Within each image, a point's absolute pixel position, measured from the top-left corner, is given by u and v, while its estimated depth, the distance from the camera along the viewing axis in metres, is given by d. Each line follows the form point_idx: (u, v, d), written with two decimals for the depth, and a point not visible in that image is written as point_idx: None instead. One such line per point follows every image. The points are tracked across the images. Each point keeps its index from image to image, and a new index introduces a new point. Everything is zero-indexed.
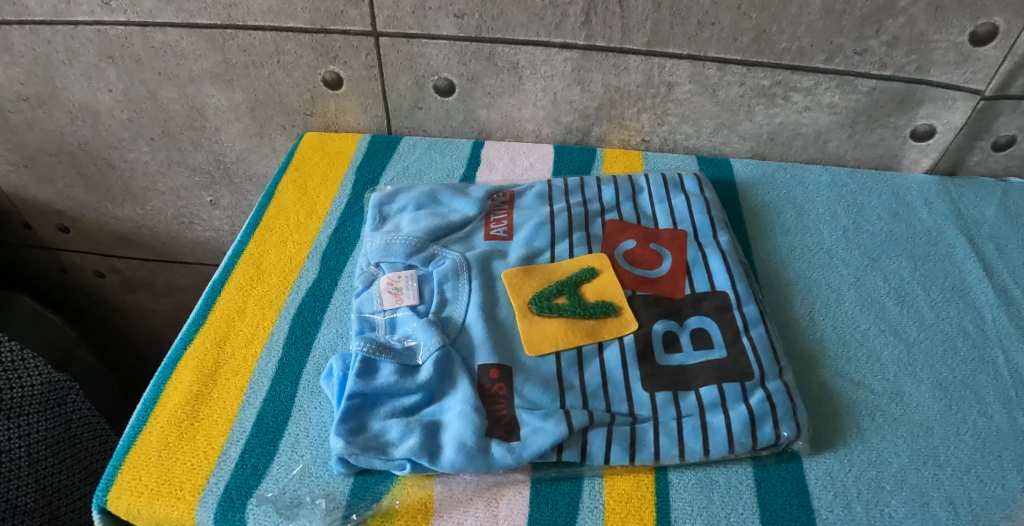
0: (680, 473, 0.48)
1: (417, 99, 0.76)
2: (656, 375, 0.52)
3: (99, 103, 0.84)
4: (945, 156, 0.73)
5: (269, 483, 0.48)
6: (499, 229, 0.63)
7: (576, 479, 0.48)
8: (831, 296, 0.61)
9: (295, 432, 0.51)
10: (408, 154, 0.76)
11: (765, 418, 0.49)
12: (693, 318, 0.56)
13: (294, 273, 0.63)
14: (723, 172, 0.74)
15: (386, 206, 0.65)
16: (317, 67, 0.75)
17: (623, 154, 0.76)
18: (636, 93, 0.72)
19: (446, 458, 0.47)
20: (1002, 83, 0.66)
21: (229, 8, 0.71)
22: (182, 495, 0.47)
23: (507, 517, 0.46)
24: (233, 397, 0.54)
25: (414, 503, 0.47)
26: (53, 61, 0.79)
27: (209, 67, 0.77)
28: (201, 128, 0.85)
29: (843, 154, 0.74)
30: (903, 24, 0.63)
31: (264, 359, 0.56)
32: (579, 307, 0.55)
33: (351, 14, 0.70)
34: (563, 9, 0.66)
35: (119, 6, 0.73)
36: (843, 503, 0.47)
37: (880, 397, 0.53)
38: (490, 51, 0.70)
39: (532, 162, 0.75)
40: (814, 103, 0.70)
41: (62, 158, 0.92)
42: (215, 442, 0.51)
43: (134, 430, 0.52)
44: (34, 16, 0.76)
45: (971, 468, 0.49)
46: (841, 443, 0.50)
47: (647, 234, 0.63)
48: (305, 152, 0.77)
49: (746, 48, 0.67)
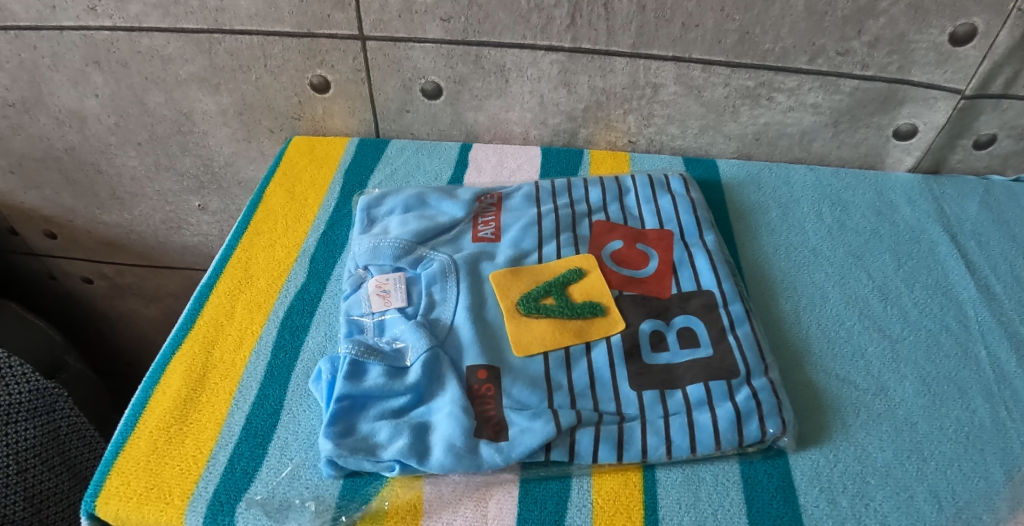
0: (668, 471, 0.49)
1: (405, 102, 0.76)
2: (643, 374, 0.52)
3: (86, 108, 0.84)
4: (927, 155, 0.74)
5: (259, 486, 0.48)
6: (488, 231, 0.63)
7: (564, 478, 0.48)
8: (816, 294, 0.62)
9: (285, 435, 0.51)
10: (396, 157, 0.76)
11: (751, 416, 0.49)
12: (680, 317, 0.56)
13: (282, 277, 0.64)
14: (709, 173, 0.75)
15: (374, 209, 0.66)
16: (305, 71, 0.75)
17: (611, 156, 0.76)
18: (622, 95, 0.72)
19: (436, 459, 0.47)
20: (982, 82, 0.67)
21: (215, 12, 0.71)
22: (171, 499, 0.47)
23: (496, 517, 0.46)
24: (222, 401, 0.54)
25: (403, 504, 0.47)
26: (39, 66, 0.79)
27: (196, 72, 0.77)
28: (189, 133, 0.85)
29: (827, 154, 0.75)
30: (884, 24, 0.64)
31: (254, 363, 0.56)
32: (567, 307, 0.56)
33: (338, 18, 0.70)
34: (549, 12, 0.66)
35: (105, 12, 0.73)
36: (829, 499, 0.47)
37: (864, 393, 0.54)
38: (477, 54, 0.70)
39: (520, 165, 0.75)
40: (798, 103, 0.71)
41: (48, 163, 0.92)
42: (204, 446, 0.50)
43: (123, 435, 0.52)
44: (19, 22, 0.75)
45: (954, 462, 0.50)
46: (826, 438, 0.51)
47: (634, 234, 0.63)
48: (293, 155, 0.77)
49: (730, 50, 0.67)
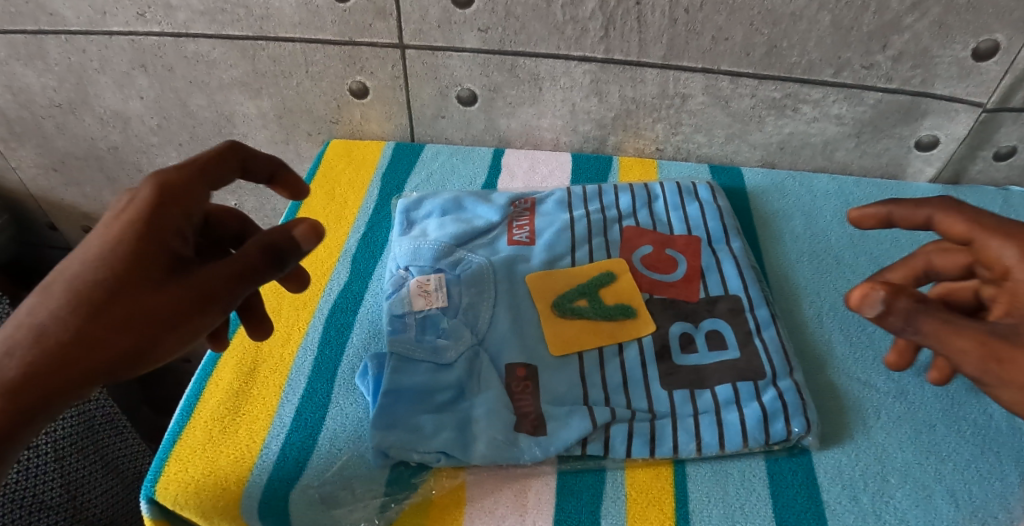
0: (697, 466, 0.51)
1: (440, 108, 0.79)
2: (674, 374, 0.55)
3: (130, 109, 0.87)
4: (948, 165, 0.76)
5: (311, 473, 0.51)
6: (522, 235, 0.66)
7: (599, 471, 0.51)
8: (838, 300, 0.64)
9: (333, 427, 0.54)
10: (432, 161, 0.79)
11: (777, 415, 0.52)
12: (707, 320, 0.59)
13: (326, 276, 0.66)
14: (734, 181, 0.77)
15: (412, 212, 0.68)
16: (344, 77, 0.78)
17: (638, 162, 0.79)
18: (652, 104, 0.75)
19: (478, 451, 0.50)
20: (1003, 95, 0.69)
21: (261, 20, 0.74)
22: (228, 485, 0.50)
23: (535, 507, 0.49)
24: (273, 394, 0.57)
25: (447, 493, 0.50)
26: (87, 69, 0.83)
27: (239, 76, 0.81)
28: (228, 135, 0.88)
29: (849, 163, 0.77)
30: (909, 39, 0.66)
31: (301, 358, 0.59)
32: (600, 309, 0.58)
33: (378, 27, 0.73)
34: (583, 24, 0.69)
35: (154, 18, 0.76)
36: (850, 495, 0.50)
37: (884, 396, 0.56)
38: (512, 63, 0.73)
39: (551, 170, 0.78)
40: (822, 114, 0.73)
41: (90, 162, 0.95)
42: (257, 436, 0.53)
43: (179, 424, 0.55)
44: (69, 26, 0.79)
45: (972, 463, 0.52)
46: (847, 439, 0.53)
47: (663, 239, 0.66)
48: (331, 158, 0.80)
49: (757, 62, 0.70)
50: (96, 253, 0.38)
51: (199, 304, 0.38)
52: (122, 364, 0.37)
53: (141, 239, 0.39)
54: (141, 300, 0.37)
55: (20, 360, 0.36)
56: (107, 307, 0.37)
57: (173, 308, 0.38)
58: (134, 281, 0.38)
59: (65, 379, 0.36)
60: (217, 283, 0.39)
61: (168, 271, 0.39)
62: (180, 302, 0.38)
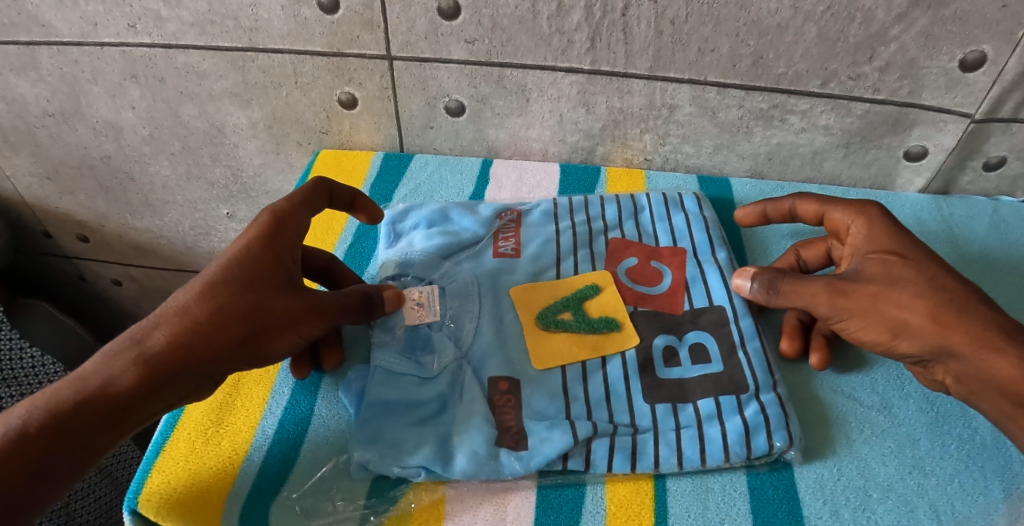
0: (678, 480, 0.51)
1: (429, 119, 0.79)
2: (657, 388, 0.55)
3: (122, 119, 0.87)
4: (937, 176, 0.75)
5: (292, 488, 0.51)
6: (507, 247, 0.66)
7: (579, 485, 0.51)
8: None
9: (315, 440, 0.54)
10: (420, 172, 0.79)
11: (759, 429, 0.51)
12: (692, 332, 0.58)
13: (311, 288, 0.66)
14: (722, 191, 0.77)
15: (399, 224, 0.69)
16: (333, 88, 0.78)
17: (627, 173, 0.79)
18: (639, 115, 0.75)
19: (459, 466, 0.50)
20: (991, 106, 0.68)
21: (250, 32, 0.75)
22: (208, 498, 0.50)
23: (514, 521, 0.49)
24: (256, 406, 0.57)
25: (427, 507, 0.50)
26: (79, 79, 0.83)
27: (230, 87, 0.81)
28: (220, 144, 0.88)
29: (838, 173, 0.77)
30: (895, 50, 0.66)
31: (285, 369, 0.59)
32: (584, 322, 0.58)
33: (366, 39, 0.73)
34: (569, 36, 0.69)
35: (144, 29, 0.77)
36: (832, 511, 0.49)
37: (869, 410, 0.56)
38: (499, 74, 0.73)
39: (539, 181, 0.78)
40: (810, 125, 0.73)
41: (84, 171, 0.96)
42: (239, 448, 0.53)
43: (163, 436, 0.55)
44: (61, 37, 0.79)
45: (955, 478, 0.51)
46: (830, 453, 0.53)
47: (648, 252, 0.65)
48: (321, 168, 0.81)
49: (744, 73, 0.70)
50: (233, 257, 0.50)
51: (313, 312, 0.50)
52: (241, 353, 0.47)
53: (271, 258, 0.51)
54: (266, 301, 0.48)
55: (165, 333, 0.45)
56: (241, 300, 0.48)
57: (294, 313, 0.49)
58: (266, 285, 0.49)
59: (196, 354, 0.46)
60: (325, 303, 0.51)
61: (288, 284, 0.50)
62: (300, 306, 0.50)
